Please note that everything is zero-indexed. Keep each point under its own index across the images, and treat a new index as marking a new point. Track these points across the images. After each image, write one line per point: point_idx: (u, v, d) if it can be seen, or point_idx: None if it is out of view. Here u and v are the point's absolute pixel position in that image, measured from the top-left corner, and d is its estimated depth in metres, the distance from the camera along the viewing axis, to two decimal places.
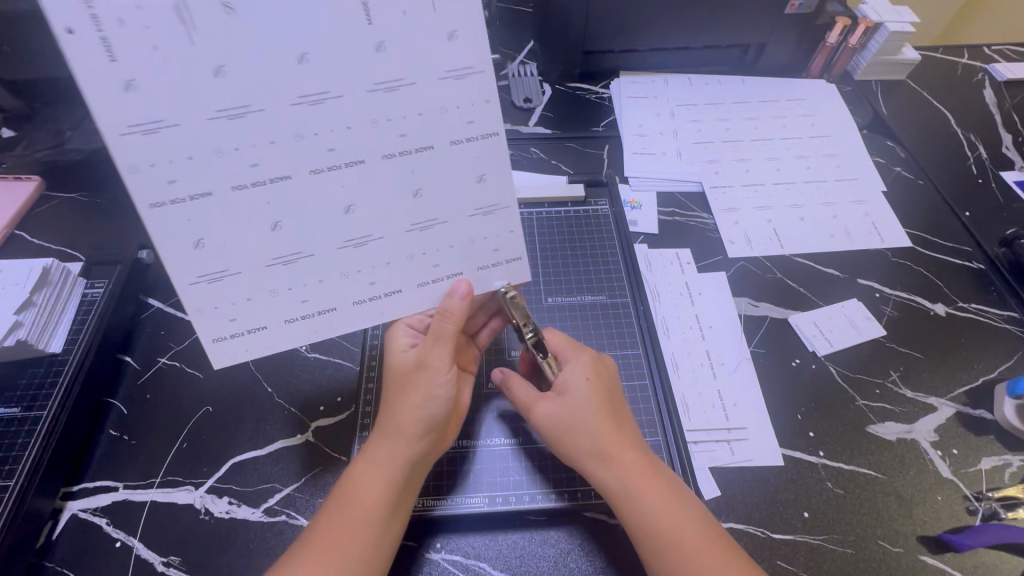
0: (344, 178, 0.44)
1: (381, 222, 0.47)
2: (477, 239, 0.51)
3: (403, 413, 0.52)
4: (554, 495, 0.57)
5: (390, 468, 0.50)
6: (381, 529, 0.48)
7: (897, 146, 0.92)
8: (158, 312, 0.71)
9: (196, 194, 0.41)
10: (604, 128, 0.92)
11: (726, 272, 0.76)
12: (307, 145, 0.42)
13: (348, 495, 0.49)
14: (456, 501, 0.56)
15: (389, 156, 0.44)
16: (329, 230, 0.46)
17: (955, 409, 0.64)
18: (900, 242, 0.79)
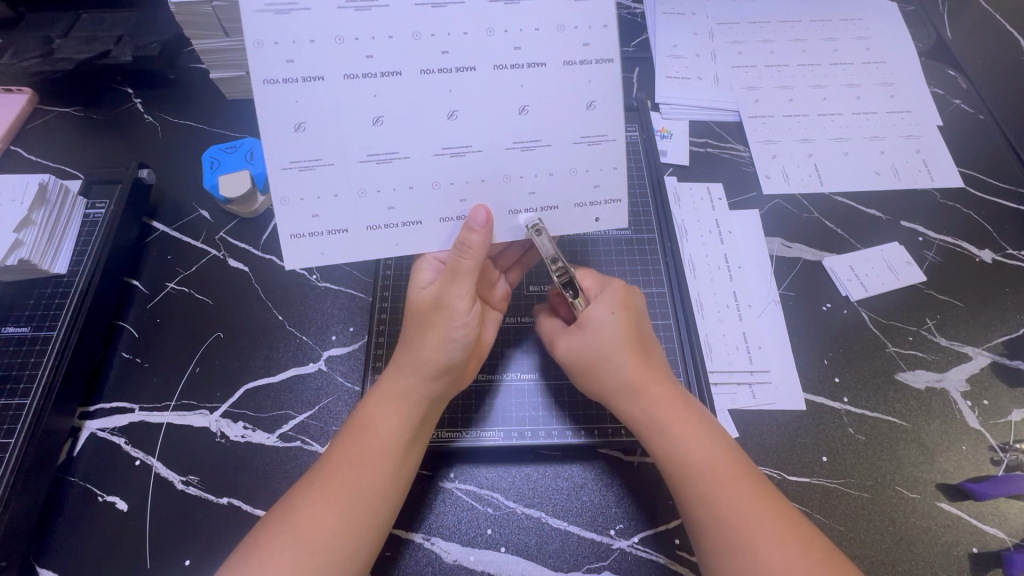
0: (453, 82, 0.47)
1: (483, 132, 0.48)
2: (578, 171, 0.50)
3: (421, 346, 0.50)
4: (570, 431, 0.56)
5: (405, 402, 0.49)
6: (394, 461, 0.48)
7: (959, 76, 0.83)
8: (164, 236, 0.68)
9: (308, 76, 0.45)
10: (634, 48, 0.84)
11: (759, 209, 0.71)
12: (423, 45, 0.46)
13: (366, 425, 0.49)
14: (470, 433, 0.56)
15: (500, 67, 0.47)
16: (432, 135, 0.48)
17: (991, 359, 0.61)
18: (951, 183, 0.73)
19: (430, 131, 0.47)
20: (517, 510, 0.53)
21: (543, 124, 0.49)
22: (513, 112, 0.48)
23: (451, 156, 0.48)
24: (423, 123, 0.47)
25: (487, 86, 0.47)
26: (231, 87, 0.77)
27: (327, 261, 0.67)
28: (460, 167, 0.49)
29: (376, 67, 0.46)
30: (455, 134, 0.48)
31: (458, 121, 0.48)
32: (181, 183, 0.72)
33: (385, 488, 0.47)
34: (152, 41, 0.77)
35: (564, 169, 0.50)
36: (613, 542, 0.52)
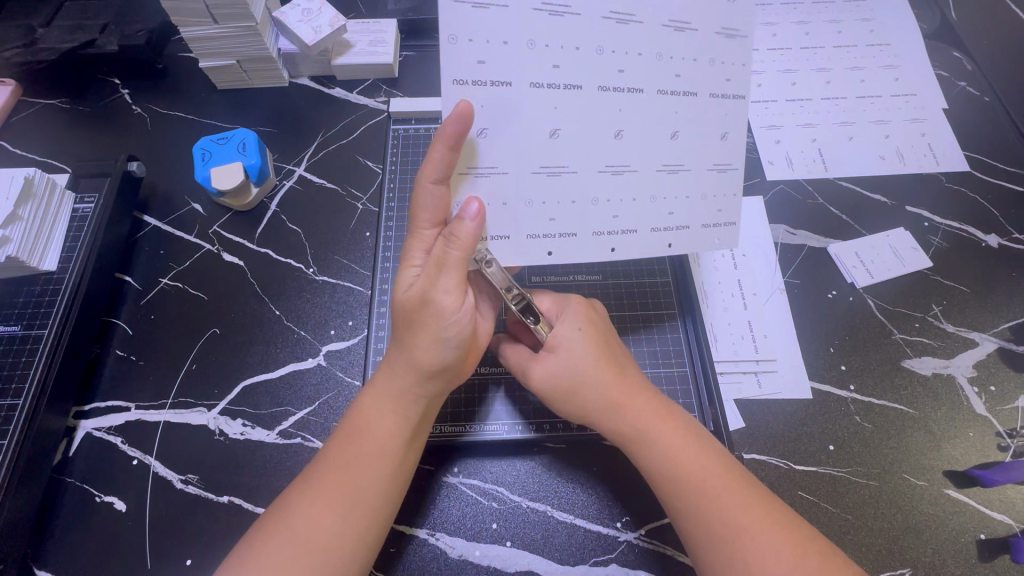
0: (623, 101, 0.46)
1: (641, 153, 0.48)
2: (708, 200, 0.51)
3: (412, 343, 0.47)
4: (575, 424, 0.55)
5: (400, 398, 0.47)
6: (392, 460, 0.47)
7: (964, 58, 0.82)
8: (155, 231, 0.67)
9: (497, 81, 0.43)
10: None
11: (764, 196, 0.70)
12: (603, 61, 0.44)
13: (360, 423, 0.47)
14: (477, 427, 0.55)
15: (662, 92, 0.46)
16: (598, 152, 0.47)
17: (997, 344, 0.61)
18: (956, 166, 0.72)
19: (595, 146, 0.46)
20: (522, 503, 0.53)
21: (686, 151, 0.49)
22: (664, 137, 0.48)
23: (610, 175, 0.48)
24: (591, 139, 0.46)
25: (649, 110, 0.47)
26: (222, 76, 0.75)
27: (324, 254, 0.66)
28: (611, 187, 0.48)
29: (562, 77, 0.44)
30: (616, 153, 0.47)
31: (622, 140, 0.47)
32: (171, 176, 0.70)
33: (381, 487, 0.46)
34: (139, 29, 0.75)
35: (699, 194, 0.50)
36: (620, 535, 0.52)
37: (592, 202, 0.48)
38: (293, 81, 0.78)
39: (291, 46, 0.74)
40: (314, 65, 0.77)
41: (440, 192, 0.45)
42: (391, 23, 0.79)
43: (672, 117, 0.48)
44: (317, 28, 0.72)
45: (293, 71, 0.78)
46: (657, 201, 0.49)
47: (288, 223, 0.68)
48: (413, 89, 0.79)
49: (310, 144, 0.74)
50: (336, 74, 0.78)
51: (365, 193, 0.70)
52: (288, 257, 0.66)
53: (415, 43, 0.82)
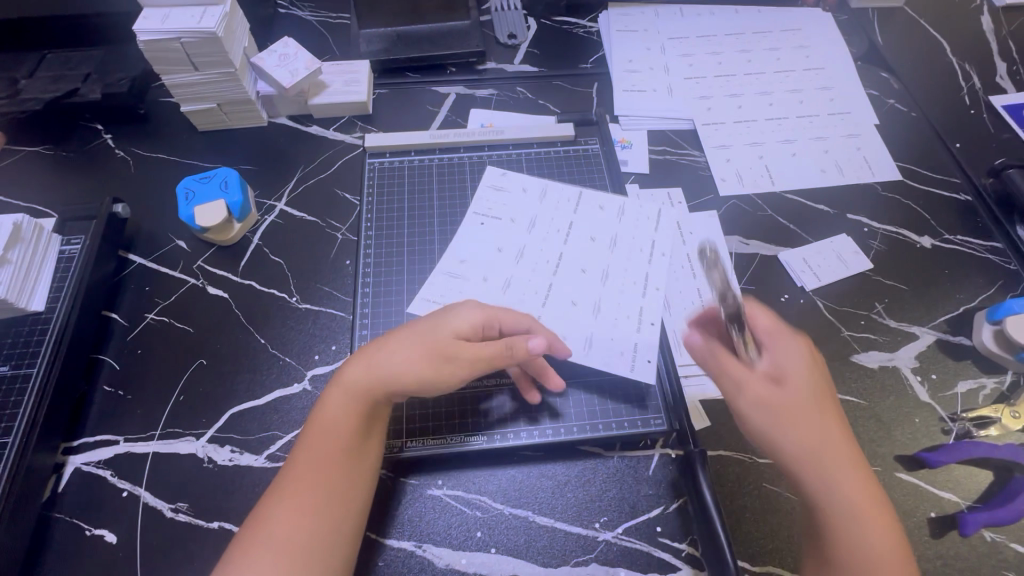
0: (592, 235, 0.67)
1: (594, 263, 0.65)
2: (644, 315, 0.62)
3: (414, 356, 0.51)
4: (551, 431, 0.58)
5: (353, 393, 0.50)
6: (351, 454, 0.49)
7: (892, 78, 0.90)
8: (141, 269, 0.69)
9: (512, 198, 0.70)
10: (592, 65, 0.90)
11: (717, 210, 0.75)
12: (584, 209, 0.69)
13: (322, 421, 0.50)
14: (457, 439, 0.58)
15: (614, 249, 0.66)
16: (562, 259, 0.65)
17: (936, 336, 0.66)
18: (889, 175, 0.79)
19: (550, 258, 0.65)
20: (504, 510, 0.55)
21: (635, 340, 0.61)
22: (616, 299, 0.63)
23: (547, 266, 0.65)
24: (555, 247, 0.66)
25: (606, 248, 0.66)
26: (203, 118, 0.79)
27: (306, 282, 0.69)
28: (574, 287, 0.63)
29: (546, 209, 0.69)
30: (575, 263, 0.65)
31: (585, 269, 0.65)
32: (156, 215, 0.73)
33: (343, 479, 0.48)
34: (122, 77, 0.79)
35: (637, 292, 0.63)
36: (598, 535, 0.54)
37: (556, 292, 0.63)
38: (271, 120, 0.82)
39: (269, 89, 0.79)
40: (292, 105, 0.81)
41: (469, 322, 0.53)
42: (366, 65, 0.84)
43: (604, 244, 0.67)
44: (294, 72, 0.77)
45: (272, 111, 0.82)
46: (606, 291, 0.63)
47: (271, 254, 0.71)
48: (387, 124, 0.83)
49: (290, 179, 0.77)
50: (314, 113, 0.82)
51: (345, 224, 0.73)
52: (271, 287, 0.68)
53: (388, 81, 0.87)
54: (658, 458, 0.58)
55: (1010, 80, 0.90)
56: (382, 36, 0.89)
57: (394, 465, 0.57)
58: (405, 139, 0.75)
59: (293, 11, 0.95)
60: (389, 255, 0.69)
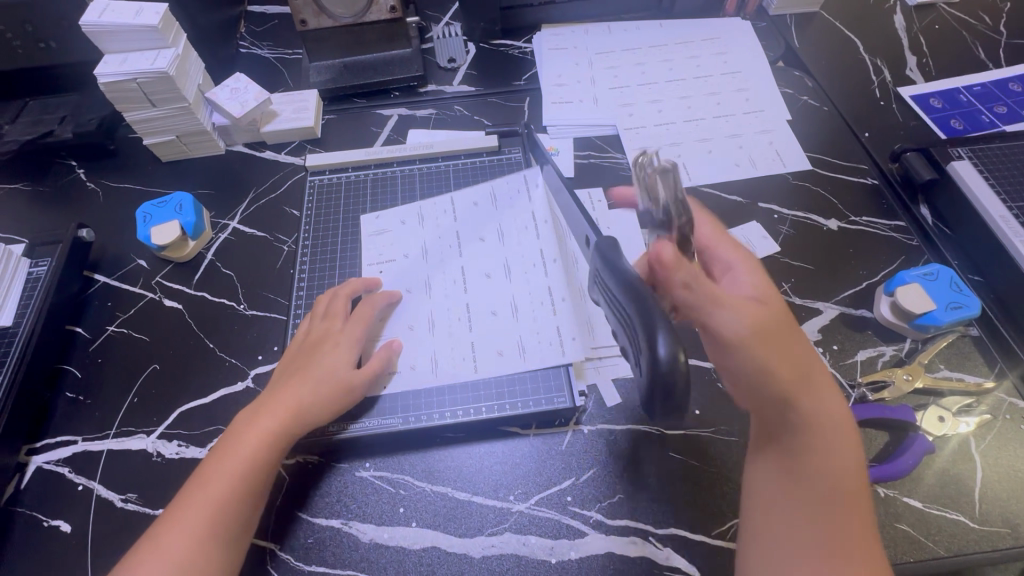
0: (498, 256, 0.73)
1: (498, 283, 0.70)
2: (531, 326, 0.67)
3: (275, 403, 0.56)
4: (461, 411, 0.62)
5: (267, 430, 0.55)
6: (218, 514, 0.51)
7: (806, 76, 0.96)
8: (105, 287, 0.76)
9: (430, 214, 0.77)
10: (525, 81, 0.97)
11: (635, 206, 0.81)
12: (504, 235, 0.74)
13: (198, 482, 0.53)
14: (374, 422, 0.62)
15: (514, 272, 0.71)
16: (473, 276, 0.71)
17: (839, 310, 0.70)
18: (800, 166, 0.84)
19: (455, 274, 0.72)
20: (426, 487, 0.60)
21: (516, 349, 0.65)
22: (506, 311, 0.68)
23: (454, 278, 0.71)
24: (466, 265, 0.72)
25: (514, 267, 0.72)
26: (165, 150, 0.87)
27: (253, 291, 0.75)
28: (470, 301, 0.69)
29: (468, 229, 0.76)
30: (479, 276, 0.71)
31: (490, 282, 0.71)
32: (121, 238, 0.80)
33: (241, 496, 0.52)
34: (92, 117, 0.87)
35: (529, 303, 0.68)
36: (512, 506, 0.58)
37: (457, 301, 0.69)
38: (228, 148, 0.90)
39: (223, 119, 0.87)
40: (246, 133, 0.89)
41: (317, 320, 0.64)
42: (313, 94, 0.92)
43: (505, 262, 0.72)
44: (243, 103, 0.84)
45: (229, 140, 0.90)
46: (503, 299, 0.69)
47: (222, 268, 0.77)
48: (334, 146, 0.90)
49: (243, 200, 0.84)
50: (266, 139, 0.90)
51: (291, 237, 0.80)
52: (222, 297, 0.75)
53: (336, 108, 0.95)
54: (570, 434, 0.62)
55: (919, 72, 0.96)
56: (330, 66, 0.97)
57: (321, 450, 0.61)
58: (342, 158, 0.82)
59: (253, 50, 1.04)
60: (325, 263, 0.75)
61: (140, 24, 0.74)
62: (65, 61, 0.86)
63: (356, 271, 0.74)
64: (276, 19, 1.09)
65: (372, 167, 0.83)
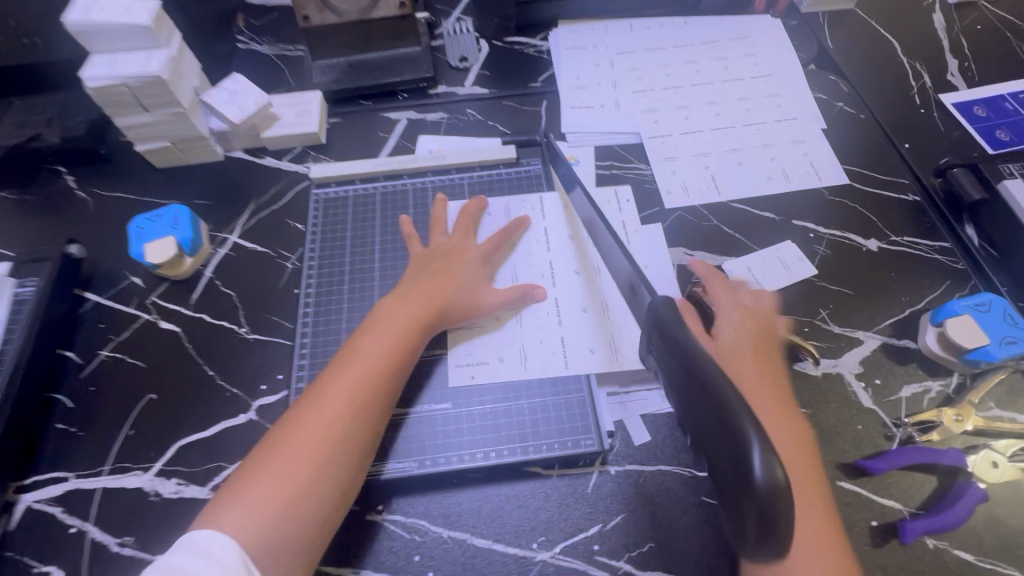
0: (546, 255, 0.69)
1: (550, 282, 0.67)
2: (571, 336, 0.63)
3: (384, 331, 0.58)
4: (482, 455, 0.58)
5: (396, 332, 0.58)
6: (338, 435, 0.52)
7: (841, 81, 0.90)
8: (97, 307, 0.71)
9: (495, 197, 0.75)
10: (541, 83, 0.91)
11: (661, 223, 0.76)
12: (548, 234, 0.71)
13: (313, 405, 0.54)
14: (389, 466, 0.57)
15: (561, 274, 0.67)
16: (529, 270, 0.68)
17: (881, 340, 0.66)
18: (837, 180, 0.79)
19: (512, 269, 0.68)
20: (442, 533, 0.55)
21: (561, 355, 0.62)
22: (552, 316, 0.64)
23: (509, 272, 0.68)
24: (524, 259, 0.69)
25: (562, 268, 0.68)
26: (159, 156, 0.81)
27: (256, 313, 0.70)
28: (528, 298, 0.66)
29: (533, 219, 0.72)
30: (534, 272, 0.68)
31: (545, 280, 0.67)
32: (114, 253, 0.76)
33: (361, 417, 0.54)
34: (81, 120, 0.82)
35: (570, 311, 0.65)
36: (535, 556, 0.54)
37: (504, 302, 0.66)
38: (227, 154, 0.84)
39: (221, 124, 0.82)
40: (245, 139, 0.83)
41: (423, 253, 0.67)
42: (317, 96, 0.86)
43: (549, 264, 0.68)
44: (242, 108, 0.79)
45: (228, 145, 0.84)
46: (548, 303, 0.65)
47: (222, 287, 0.72)
48: (339, 153, 0.85)
49: (244, 212, 0.79)
50: (267, 145, 0.84)
51: (295, 253, 0.75)
52: (223, 319, 0.70)
53: (340, 110, 0.89)
54: (597, 475, 0.58)
55: (961, 76, 0.90)
56: (334, 65, 0.91)
57: None
58: (349, 169, 0.77)
59: (252, 45, 0.97)
60: (332, 284, 0.70)
61: (129, 23, 0.69)
62: (49, 59, 0.80)
63: (365, 293, 0.69)
64: (276, 12, 1.02)
65: (381, 178, 0.78)
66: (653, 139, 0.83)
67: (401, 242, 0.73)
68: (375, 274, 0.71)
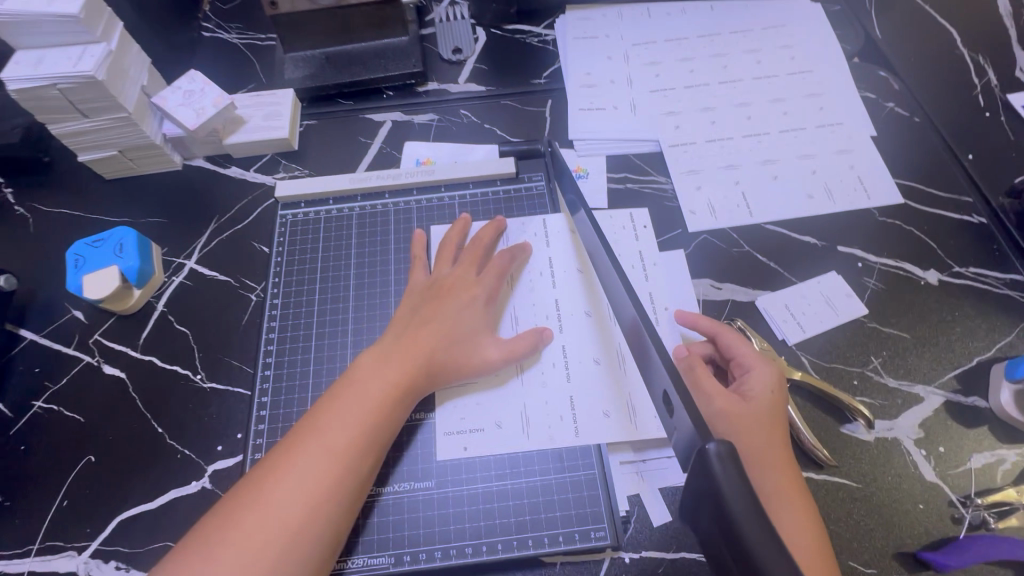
0: (552, 292, 0.59)
1: (558, 325, 0.57)
2: (580, 395, 0.53)
3: (355, 398, 0.48)
4: (470, 549, 0.49)
5: (370, 400, 0.48)
6: (290, 534, 0.42)
7: (891, 77, 0.78)
8: (32, 347, 0.62)
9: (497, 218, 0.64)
10: (546, 79, 0.80)
11: (684, 249, 0.65)
12: (551, 267, 0.60)
13: (260, 492, 0.44)
14: (360, 562, 0.48)
15: (568, 316, 0.57)
16: (535, 310, 0.58)
17: (944, 397, 0.56)
18: (889, 198, 0.68)
19: (513, 309, 0.58)
20: None
21: (568, 419, 0.52)
22: (559, 369, 0.55)
23: (511, 313, 0.58)
24: (530, 296, 0.59)
25: (572, 308, 0.58)
26: (107, 167, 0.71)
27: (213, 357, 0.61)
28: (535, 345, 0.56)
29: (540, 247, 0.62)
30: (540, 312, 0.58)
31: (553, 322, 0.57)
32: (54, 282, 0.66)
33: (319, 509, 0.44)
34: (15, 125, 0.72)
35: (579, 362, 0.55)
36: None
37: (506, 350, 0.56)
38: (186, 163, 0.74)
39: (176, 129, 0.70)
40: (206, 146, 0.73)
41: (414, 290, 0.57)
42: (288, 95, 0.75)
43: (556, 303, 0.58)
44: (200, 111, 0.68)
45: (186, 153, 0.74)
46: (554, 353, 0.56)
47: (175, 324, 0.63)
48: (313, 162, 0.74)
49: (203, 232, 0.69)
50: (231, 153, 0.74)
51: (260, 283, 0.65)
52: (174, 363, 0.60)
53: (316, 111, 0.78)
54: (607, 565, 0.49)
55: None
56: (309, 59, 0.79)
57: None
58: (322, 187, 0.67)
59: (218, 33, 0.86)
60: (300, 323, 0.61)
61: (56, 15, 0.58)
62: None
63: (338, 335, 0.60)
64: None
65: (358, 197, 0.68)
66: (675, 147, 0.72)
67: (382, 273, 0.63)
68: (350, 310, 0.61)
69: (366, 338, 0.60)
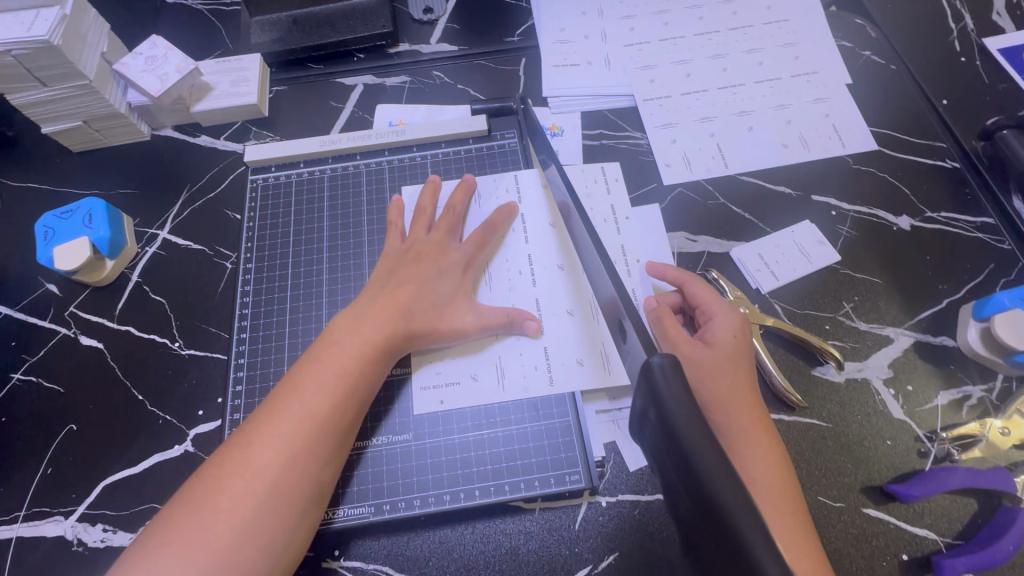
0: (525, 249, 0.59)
1: (531, 281, 0.57)
2: (554, 346, 0.54)
3: (332, 358, 0.48)
4: (448, 496, 0.50)
5: (348, 362, 0.48)
6: (269, 490, 0.43)
7: (869, 25, 0.77)
8: (7, 321, 0.62)
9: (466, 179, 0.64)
10: (519, 37, 0.78)
11: (659, 203, 0.65)
12: (523, 224, 0.60)
13: (239, 451, 0.44)
14: (341, 512, 0.49)
15: (542, 271, 0.58)
16: (508, 268, 0.58)
17: (913, 338, 0.57)
18: (863, 145, 0.67)
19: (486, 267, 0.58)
20: None
21: (543, 370, 0.53)
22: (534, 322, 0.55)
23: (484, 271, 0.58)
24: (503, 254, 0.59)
25: (544, 264, 0.58)
26: (73, 139, 0.69)
27: (190, 325, 0.61)
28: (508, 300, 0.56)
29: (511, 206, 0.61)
30: (514, 269, 0.58)
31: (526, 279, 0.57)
32: (26, 256, 0.65)
33: (299, 466, 0.44)
34: None
35: (553, 315, 0.55)
36: None
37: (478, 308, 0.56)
38: (154, 133, 0.72)
39: (140, 97, 0.68)
40: (173, 115, 0.71)
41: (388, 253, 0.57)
42: (254, 59, 0.73)
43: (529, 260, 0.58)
44: (164, 77, 0.66)
45: (154, 123, 0.72)
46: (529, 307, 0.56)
47: (150, 294, 0.62)
48: (284, 128, 0.73)
49: (174, 203, 0.68)
50: (200, 121, 0.72)
51: (235, 251, 0.64)
52: (152, 332, 0.60)
53: (285, 77, 0.76)
54: (584, 508, 0.50)
55: (1010, 16, 0.77)
56: (275, 22, 0.77)
57: None
58: (292, 151, 0.67)
59: None
60: (276, 288, 0.61)
61: None
62: None
63: (314, 298, 0.60)
64: None
65: (330, 160, 0.67)
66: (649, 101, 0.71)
67: (356, 236, 0.63)
68: (324, 273, 0.61)
69: (343, 300, 0.60)
